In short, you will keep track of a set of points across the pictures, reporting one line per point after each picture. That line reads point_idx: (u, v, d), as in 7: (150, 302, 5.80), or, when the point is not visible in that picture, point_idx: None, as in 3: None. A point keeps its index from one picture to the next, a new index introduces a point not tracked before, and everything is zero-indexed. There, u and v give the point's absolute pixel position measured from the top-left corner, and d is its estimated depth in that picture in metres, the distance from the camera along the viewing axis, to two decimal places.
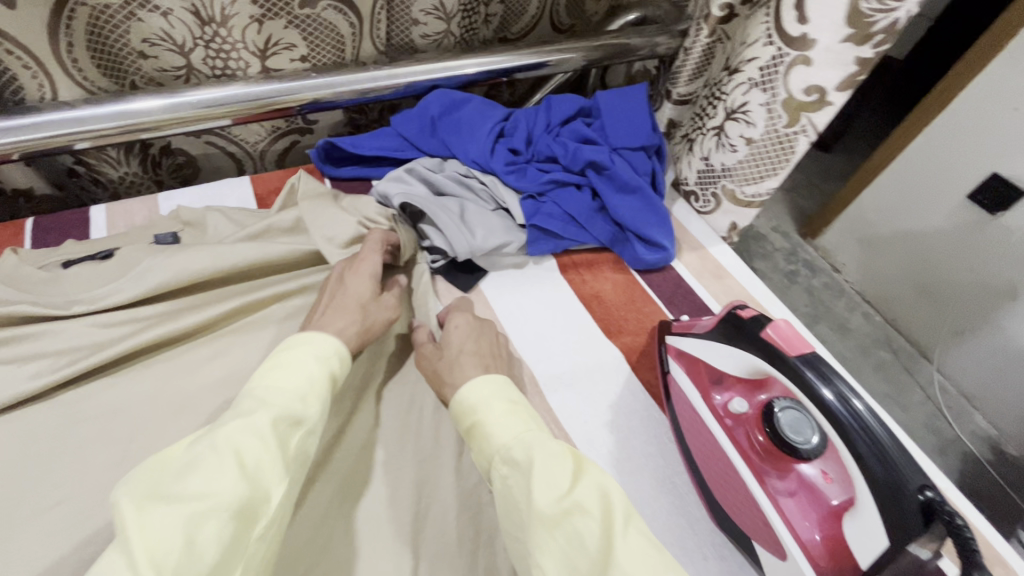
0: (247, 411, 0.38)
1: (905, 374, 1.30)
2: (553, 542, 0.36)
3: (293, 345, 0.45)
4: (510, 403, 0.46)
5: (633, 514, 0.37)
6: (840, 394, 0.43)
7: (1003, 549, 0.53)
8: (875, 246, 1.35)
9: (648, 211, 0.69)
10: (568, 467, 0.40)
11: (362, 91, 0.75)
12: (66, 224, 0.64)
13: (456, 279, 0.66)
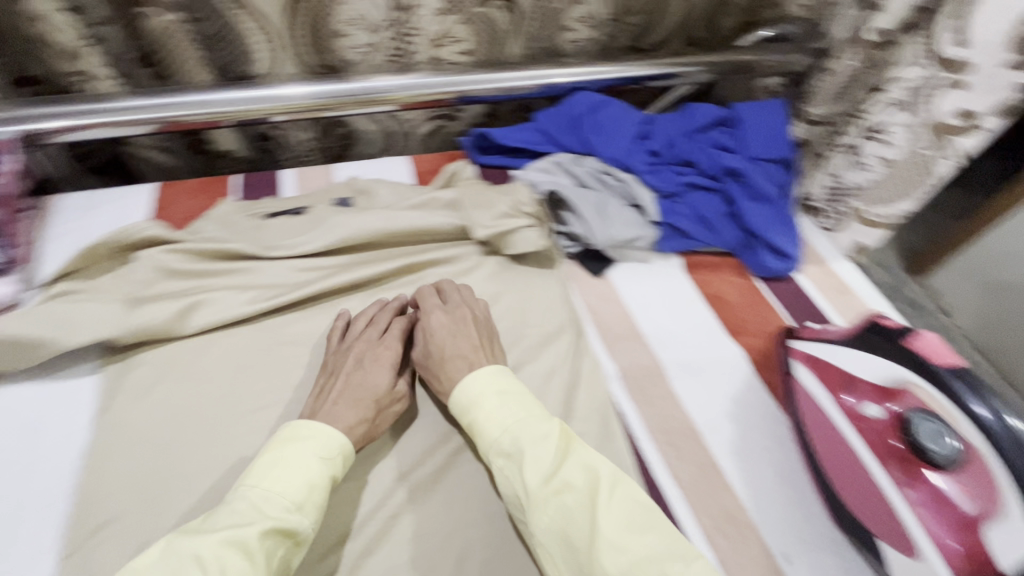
0: (231, 522, 0.40)
1: None
2: (549, 518, 0.43)
3: (291, 438, 0.45)
4: (499, 394, 0.50)
5: (619, 483, 0.44)
6: (995, 410, 0.46)
7: None
8: None
9: (779, 221, 0.71)
10: (552, 449, 0.46)
11: (511, 89, 0.81)
12: (265, 181, 0.75)
13: (589, 265, 0.71)
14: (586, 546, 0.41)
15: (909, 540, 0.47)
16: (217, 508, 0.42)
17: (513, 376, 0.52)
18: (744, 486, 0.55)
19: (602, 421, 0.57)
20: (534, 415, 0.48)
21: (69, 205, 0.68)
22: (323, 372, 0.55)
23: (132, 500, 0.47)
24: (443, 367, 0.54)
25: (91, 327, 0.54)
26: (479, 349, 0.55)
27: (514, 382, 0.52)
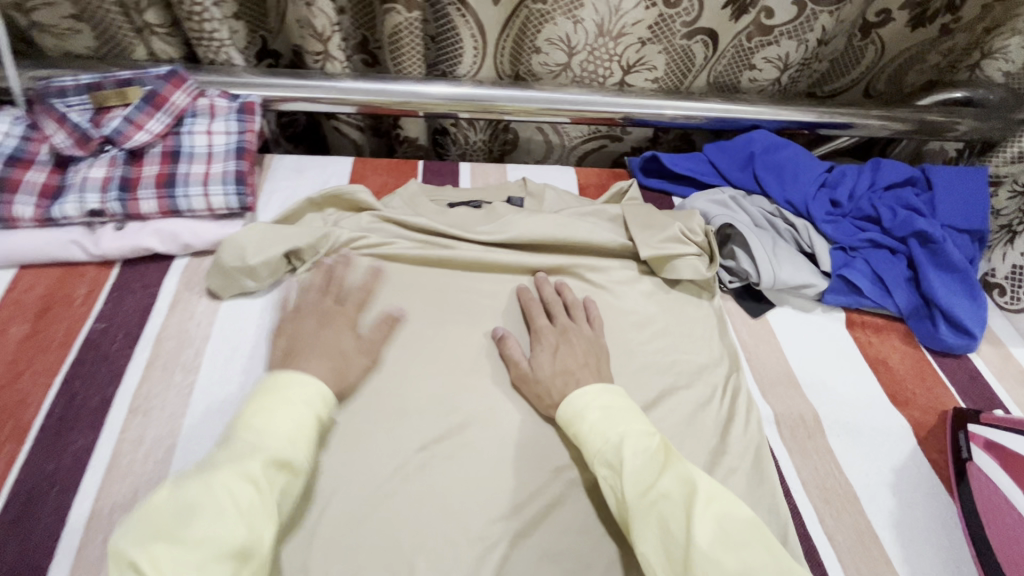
0: (235, 456, 0.40)
1: None
2: (650, 526, 0.41)
3: (285, 384, 0.46)
4: (602, 410, 0.49)
5: (716, 499, 0.41)
6: None
7: None
8: None
9: (965, 295, 0.68)
10: (649, 456, 0.44)
11: (691, 117, 0.82)
12: (445, 168, 0.81)
13: (747, 303, 0.70)
14: (685, 557, 0.38)
15: None
16: (212, 453, 0.41)
17: (623, 394, 0.52)
18: (904, 562, 0.52)
19: (756, 460, 0.56)
20: (636, 426, 0.47)
21: (283, 163, 0.76)
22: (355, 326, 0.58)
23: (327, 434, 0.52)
24: (555, 384, 0.55)
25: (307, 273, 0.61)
26: (588, 363, 0.56)
27: (624, 397, 0.51)
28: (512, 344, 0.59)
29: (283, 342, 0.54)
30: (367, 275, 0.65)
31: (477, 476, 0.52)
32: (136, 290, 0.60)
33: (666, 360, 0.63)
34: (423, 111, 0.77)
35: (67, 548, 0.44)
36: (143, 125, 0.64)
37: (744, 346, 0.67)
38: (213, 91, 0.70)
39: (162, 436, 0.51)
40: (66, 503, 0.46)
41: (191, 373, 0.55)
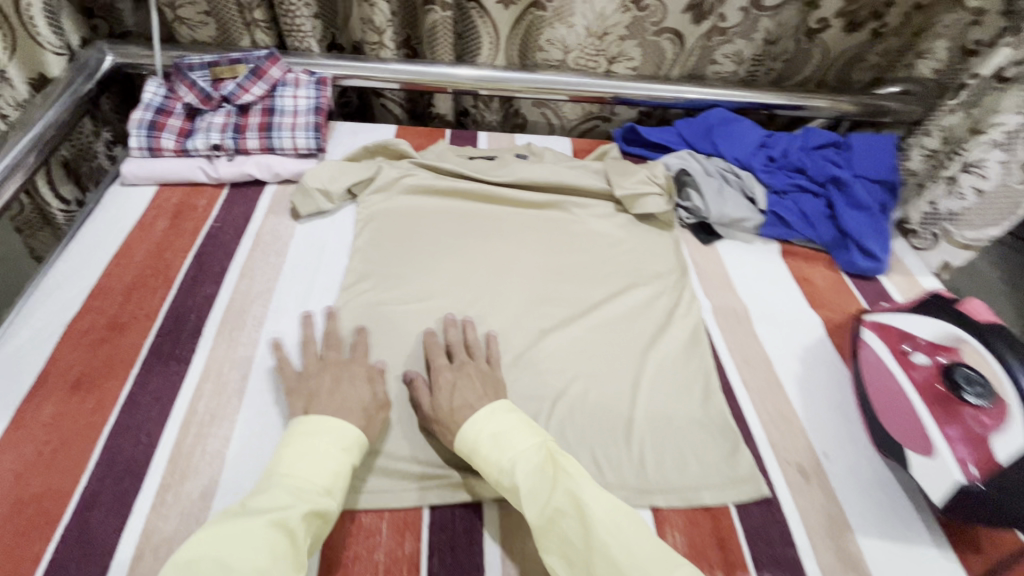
0: (268, 505, 0.45)
1: None
2: (554, 542, 0.48)
3: (313, 434, 0.51)
4: (495, 438, 0.53)
5: (608, 515, 0.47)
6: None
7: None
8: None
9: (872, 228, 0.84)
10: (540, 475, 0.50)
11: (663, 98, 1.03)
12: (467, 135, 1.04)
13: (700, 235, 0.89)
14: (587, 559, 0.46)
15: (930, 444, 0.59)
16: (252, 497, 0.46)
17: (512, 412, 0.56)
18: (801, 405, 0.69)
19: (693, 334, 0.74)
20: (527, 446, 0.52)
21: (342, 127, 0.99)
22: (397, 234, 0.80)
23: (376, 297, 0.73)
24: (454, 418, 0.56)
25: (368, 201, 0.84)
26: (486, 394, 0.59)
27: (513, 415, 0.55)
28: (419, 385, 0.61)
29: (300, 401, 0.56)
30: (406, 202, 0.86)
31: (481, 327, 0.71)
32: (241, 203, 0.83)
33: (630, 268, 0.82)
34: (452, 89, 1.00)
35: (204, 349, 0.65)
36: (248, 89, 0.87)
37: (694, 262, 0.86)
38: (297, 69, 0.93)
39: (263, 291, 0.72)
40: (200, 324, 0.67)
41: (281, 256, 0.77)
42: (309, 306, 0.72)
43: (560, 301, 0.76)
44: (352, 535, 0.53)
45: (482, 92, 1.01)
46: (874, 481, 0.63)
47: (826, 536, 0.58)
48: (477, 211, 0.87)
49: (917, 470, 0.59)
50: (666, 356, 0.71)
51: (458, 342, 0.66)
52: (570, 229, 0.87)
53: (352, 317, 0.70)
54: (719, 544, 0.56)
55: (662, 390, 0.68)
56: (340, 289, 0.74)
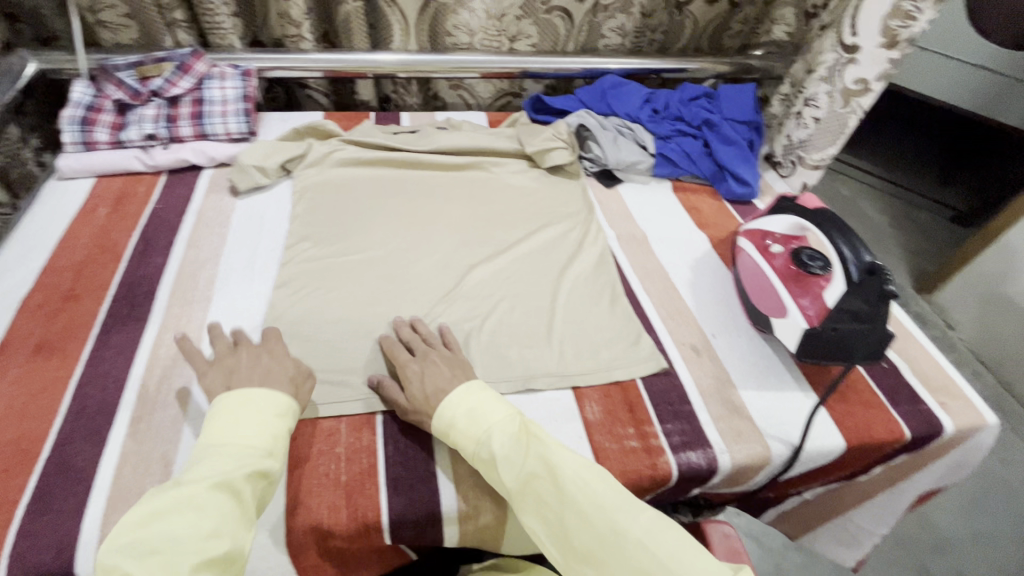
0: (205, 472, 0.47)
1: (1010, 431, 1.54)
2: (531, 506, 0.51)
3: (245, 403, 0.52)
4: (469, 416, 0.56)
5: (573, 470, 0.51)
6: (856, 253, 0.71)
7: (985, 412, 0.72)
8: (990, 303, 1.65)
9: (741, 160, 1.01)
10: (514, 441, 0.54)
11: (565, 69, 1.16)
12: (389, 116, 1.14)
13: (604, 180, 1.03)
14: (561, 516, 0.50)
15: (784, 308, 0.71)
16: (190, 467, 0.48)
17: (484, 387, 0.59)
18: (692, 301, 0.82)
19: (598, 256, 0.86)
20: (498, 419, 0.56)
21: (272, 117, 1.06)
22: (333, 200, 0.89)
23: (317, 252, 0.80)
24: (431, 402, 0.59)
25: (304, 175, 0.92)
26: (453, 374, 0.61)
27: (487, 393, 0.59)
28: (389, 387, 0.62)
29: (220, 376, 0.56)
30: (338, 173, 0.94)
31: (415, 267, 0.80)
32: (181, 187, 0.89)
33: (544, 211, 0.94)
34: (372, 73, 1.10)
35: (159, 308, 0.71)
36: (176, 84, 0.94)
37: (599, 203, 0.99)
38: (222, 64, 1.00)
39: (209, 257, 0.78)
40: (151, 289, 0.73)
41: (224, 227, 0.83)
42: (256, 265, 0.78)
43: (484, 241, 0.86)
44: (314, 436, 0.60)
45: (401, 74, 1.11)
46: (752, 349, 0.76)
47: (715, 393, 0.70)
48: (404, 174, 0.96)
49: (779, 332, 0.72)
50: (577, 274, 0.83)
51: (412, 341, 0.67)
52: (488, 183, 0.97)
53: (296, 268, 0.78)
54: (630, 408, 0.67)
55: (575, 300, 0.79)
56: (283, 249, 0.81)
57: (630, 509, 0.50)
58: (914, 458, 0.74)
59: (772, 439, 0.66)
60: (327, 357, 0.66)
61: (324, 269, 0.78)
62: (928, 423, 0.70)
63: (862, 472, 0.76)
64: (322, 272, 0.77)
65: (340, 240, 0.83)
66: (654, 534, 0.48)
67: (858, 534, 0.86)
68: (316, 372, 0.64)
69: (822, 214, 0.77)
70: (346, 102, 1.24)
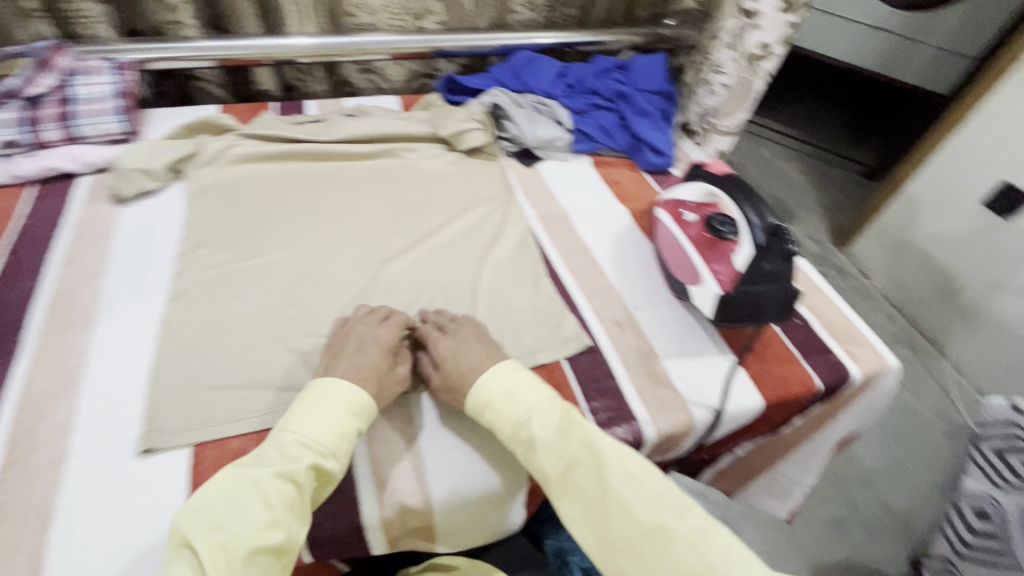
0: (277, 459, 0.50)
1: (921, 367, 1.67)
2: (572, 492, 0.54)
3: (324, 394, 0.54)
4: (507, 396, 0.56)
5: (618, 459, 0.54)
6: (760, 217, 0.74)
7: (887, 355, 0.77)
8: (898, 251, 1.76)
9: (656, 130, 1.02)
10: (556, 428, 0.55)
11: (479, 45, 1.13)
12: (293, 105, 1.06)
13: (524, 160, 1.01)
14: (603, 505, 0.53)
15: (699, 277, 0.72)
16: (262, 452, 0.51)
17: (520, 368, 0.59)
18: (615, 275, 0.83)
19: (520, 238, 0.85)
20: (539, 401, 0.56)
21: (159, 113, 0.97)
22: (231, 201, 0.82)
23: (216, 258, 0.74)
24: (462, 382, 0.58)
25: (197, 176, 0.85)
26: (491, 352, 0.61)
27: (525, 372, 0.59)
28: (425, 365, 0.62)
29: (330, 360, 0.59)
30: (235, 171, 0.86)
31: (327, 266, 0.76)
32: (53, 198, 0.80)
33: (464, 195, 0.91)
34: (269, 60, 1.02)
35: (32, 336, 0.63)
36: (36, 81, 0.83)
37: (520, 183, 0.97)
38: (91, 57, 0.90)
39: (91, 274, 0.71)
40: (22, 317, 0.65)
41: (107, 240, 0.76)
42: (145, 278, 0.71)
43: (400, 233, 0.83)
44: (219, 458, 0.55)
45: (301, 59, 1.04)
46: (673, 318, 0.77)
47: (640, 366, 0.71)
48: (311, 166, 0.91)
49: (697, 301, 0.73)
50: (499, 259, 0.81)
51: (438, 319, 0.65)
52: (402, 171, 0.93)
53: (192, 278, 0.71)
54: (556, 390, 0.67)
55: (497, 286, 0.77)
56: (176, 258, 0.74)
57: (677, 509, 0.51)
58: (829, 406, 0.78)
59: (695, 405, 0.67)
60: (231, 372, 0.62)
61: (224, 277, 0.72)
62: (837, 372, 0.73)
63: (784, 426, 0.80)
64: (222, 280, 0.71)
65: (242, 244, 0.77)
66: (698, 533, 0.50)
67: (788, 484, 0.92)
68: (217, 390, 0.60)
69: (731, 180, 0.78)
70: (246, 92, 1.15)
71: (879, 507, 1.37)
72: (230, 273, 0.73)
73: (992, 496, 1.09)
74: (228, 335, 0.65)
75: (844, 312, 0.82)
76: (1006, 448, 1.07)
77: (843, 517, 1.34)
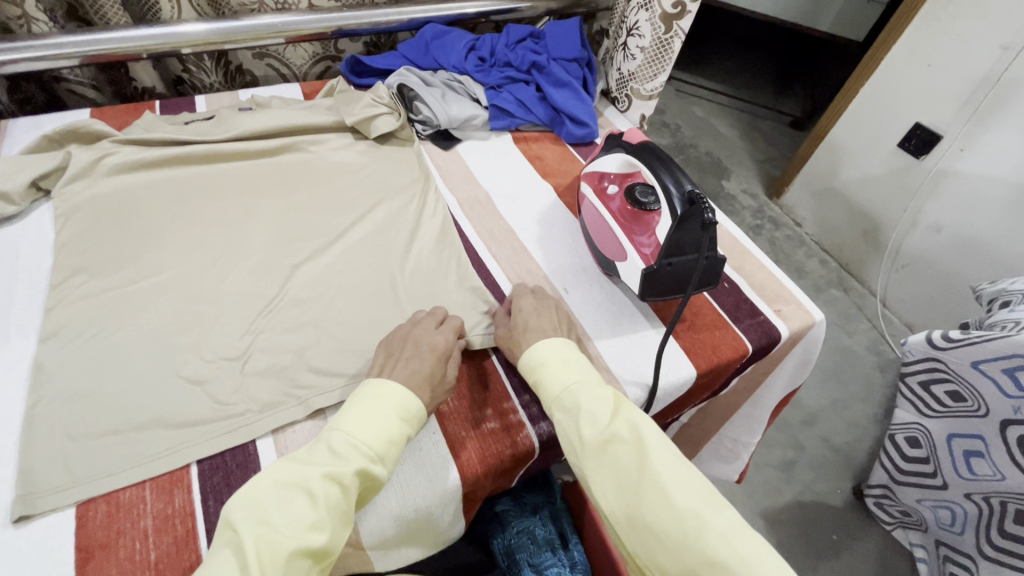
0: (327, 460, 0.49)
1: (853, 307, 1.75)
2: (605, 468, 0.51)
3: (377, 395, 0.53)
4: (560, 362, 0.57)
5: (661, 442, 0.51)
6: (677, 181, 0.67)
7: (811, 307, 0.78)
8: (825, 197, 1.82)
9: (576, 100, 0.98)
10: (604, 402, 0.54)
11: (384, 22, 1.04)
12: (181, 102, 0.96)
13: (441, 142, 0.95)
14: (638, 485, 0.49)
15: (624, 252, 0.71)
16: (313, 450, 0.50)
17: (577, 348, 0.60)
18: (542, 257, 0.80)
19: (442, 228, 0.80)
20: (589, 373, 0.57)
21: (20, 125, 0.86)
22: (111, 218, 0.73)
23: (95, 284, 0.66)
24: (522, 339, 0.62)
25: (67, 192, 0.75)
26: (561, 332, 0.63)
27: (575, 347, 0.60)
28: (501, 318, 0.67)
29: (406, 350, 0.59)
30: (113, 183, 0.77)
31: (227, 279, 0.69)
32: None
33: (379, 187, 0.85)
34: (146, 53, 0.92)
35: None
36: None
37: (439, 168, 0.91)
38: None
39: None
40: None
41: None
42: (12, 316, 0.63)
43: (309, 234, 0.76)
44: (110, 515, 0.50)
45: (184, 49, 0.94)
46: (605, 296, 0.75)
47: None
48: (203, 170, 0.82)
49: (625, 277, 0.72)
50: (419, 252, 0.76)
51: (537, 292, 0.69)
52: (307, 167, 0.85)
53: (68, 310, 0.63)
54: (486, 387, 0.64)
55: (420, 282, 0.72)
56: (48, 289, 0.66)
57: (716, 505, 0.48)
58: (763, 365, 0.79)
59: (628, 384, 0.66)
60: (119, 415, 0.55)
61: (106, 306, 0.64)
62: (767, 333, 0.74)
63: (722, 390, 0.80)
64: (104, 309, 0.64)
65: (125, 265, 0.68)
66: (735, 533, 0.46)
67: (733, 446, 0.93)
68: (105, 437, 0.53)
69: (647, 148, 0.72)
70: (128, 92, 1.04)
71: (823, 444, 1.44)
72: (113, 300, 0.65)
73: (920, 424, 1.16)
74: (112, 373, 0.58)
75: (771, 271, 0.82)
76: (930, 380, 1.11)
77: (791, 458, 1.41)
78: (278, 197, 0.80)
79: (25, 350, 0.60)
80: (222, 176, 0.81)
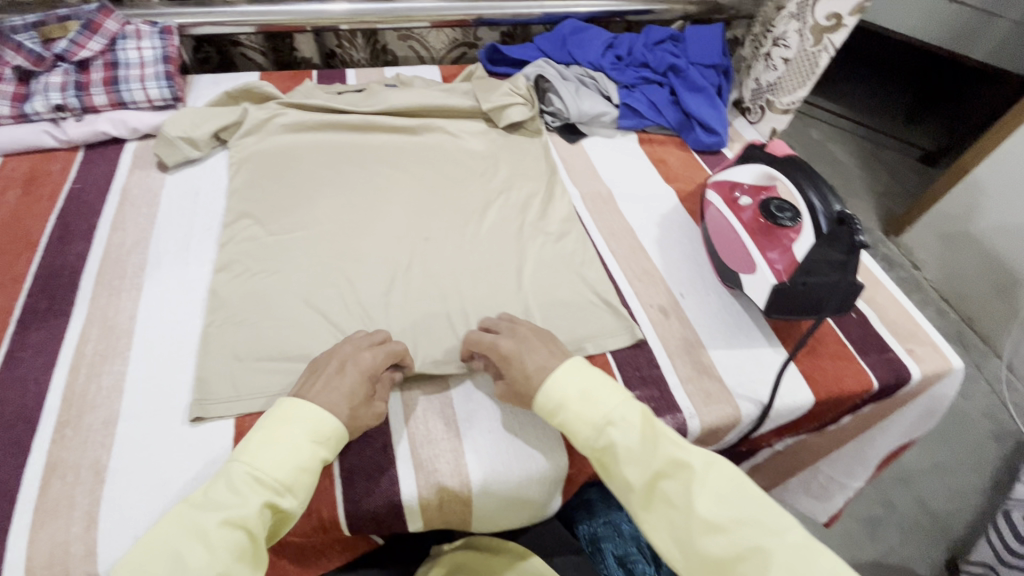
0: (225, 500, 0.45)
1: (973, 367, 1.59)
2: (657, 507, 0.50)
3: (287, 420, 0.49)
4: (585, 397, 0.53)
5: (707, 472, 0.49)
6: (824, 200, 0.68)
7: (949, 352, 0.73)
8: (954, 241, 1.66)
9: (710, 107, 0.97)
10: (640, 436, 0.51)
11: (524, 14, 1.08)
12: (334, 74, 1.05)
13: (567, 135, 0.97)
14: (688, 521, 0.48)
15: (753, 264, 0.69)
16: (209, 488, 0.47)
17: (588, 366, 0.56)
18: (661, 260, 0.79)
19: (563, 218, 0.82)
20: (619, 403, 0.53)
21: (202, 81, 0.97)
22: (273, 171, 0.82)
23: (257, 228, 0.74)
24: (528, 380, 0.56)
25: (239, 145, 0.84)
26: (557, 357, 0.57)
27: (594, 371, 0.55)
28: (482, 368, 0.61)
29: (317, 377, 0.54)
30: (277, 140, 0.85)
31: (367, 240, 0.75)
32: (101, 163, 0.81)
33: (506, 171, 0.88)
34: (311, 26, 1.00)
35: (83, 299, 0.64)
36: (85, 45, 0.84)
37: (564, 160, 0.93)
38: (136, 21, 0.89)
39: (139, 240, 0.71)
40: (76, 280, 0.66)
41: (153, 207, 0.76)
42: (190, 246, 0.72)
43: (441, 209, 0.81)
44: None
45: (343, 25, 1.01)
46: (723, 306, 0.74)
47: (684, 356, 0.68)
48: (352, 138, 0.89)
49: (748, 289, 0.70)
50: (540, 238, 0.78)
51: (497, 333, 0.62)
52: (443, 146, 0.90)
53: (234, 247, 0.71)
54: None
55: (540, 267, 0.75)
56: (220, 227, 0.74)
57: (775, 528, 0.46)
58: (882, 406, 0.74)
59: (742, 399, 0.65)
60: (271, 346, 0.61)
61: (266, 248, 0.71)
62: (896, 373, 0.69)
63: (831, 423, 0.76)
64: (264, 251, 0.71)
65: (283, 215, 0.76)
66: (799, 559, 0.45)
67: (827, 484, 0.88)
68: (261, 363, 0.60)
69: (793, 163, 0.72)
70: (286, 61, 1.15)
71: (917, 507, 1.33)
72: (271, 244, 0.72)
73: None
74: (269, 309, 0.65)
75: (907, 308, 0.77)
76: None
77: (877, 515, 1.31)
78: (416, 171, 0.86)
79: (198, 276, 0.69)
80: (368, 146, 0.88)
